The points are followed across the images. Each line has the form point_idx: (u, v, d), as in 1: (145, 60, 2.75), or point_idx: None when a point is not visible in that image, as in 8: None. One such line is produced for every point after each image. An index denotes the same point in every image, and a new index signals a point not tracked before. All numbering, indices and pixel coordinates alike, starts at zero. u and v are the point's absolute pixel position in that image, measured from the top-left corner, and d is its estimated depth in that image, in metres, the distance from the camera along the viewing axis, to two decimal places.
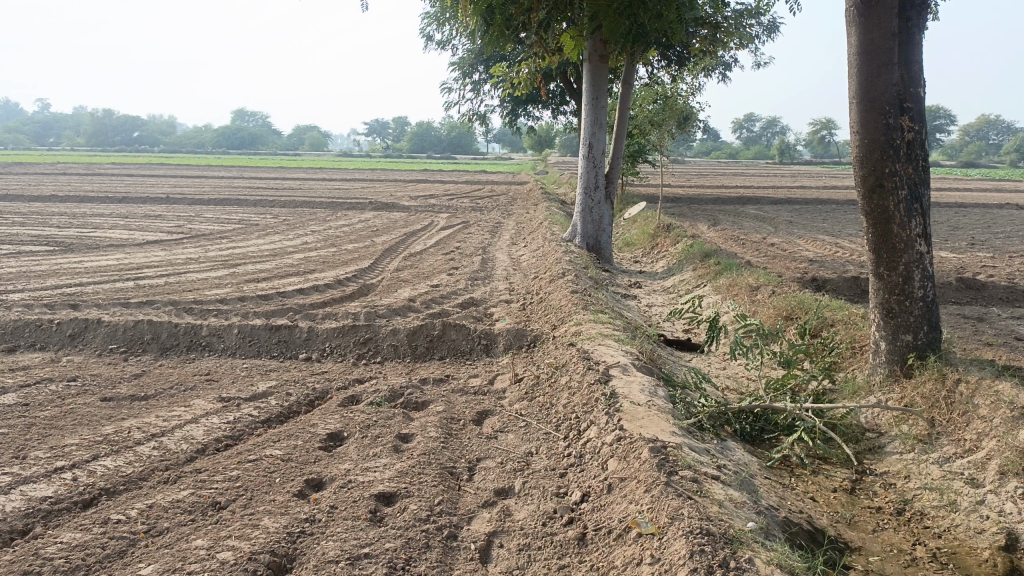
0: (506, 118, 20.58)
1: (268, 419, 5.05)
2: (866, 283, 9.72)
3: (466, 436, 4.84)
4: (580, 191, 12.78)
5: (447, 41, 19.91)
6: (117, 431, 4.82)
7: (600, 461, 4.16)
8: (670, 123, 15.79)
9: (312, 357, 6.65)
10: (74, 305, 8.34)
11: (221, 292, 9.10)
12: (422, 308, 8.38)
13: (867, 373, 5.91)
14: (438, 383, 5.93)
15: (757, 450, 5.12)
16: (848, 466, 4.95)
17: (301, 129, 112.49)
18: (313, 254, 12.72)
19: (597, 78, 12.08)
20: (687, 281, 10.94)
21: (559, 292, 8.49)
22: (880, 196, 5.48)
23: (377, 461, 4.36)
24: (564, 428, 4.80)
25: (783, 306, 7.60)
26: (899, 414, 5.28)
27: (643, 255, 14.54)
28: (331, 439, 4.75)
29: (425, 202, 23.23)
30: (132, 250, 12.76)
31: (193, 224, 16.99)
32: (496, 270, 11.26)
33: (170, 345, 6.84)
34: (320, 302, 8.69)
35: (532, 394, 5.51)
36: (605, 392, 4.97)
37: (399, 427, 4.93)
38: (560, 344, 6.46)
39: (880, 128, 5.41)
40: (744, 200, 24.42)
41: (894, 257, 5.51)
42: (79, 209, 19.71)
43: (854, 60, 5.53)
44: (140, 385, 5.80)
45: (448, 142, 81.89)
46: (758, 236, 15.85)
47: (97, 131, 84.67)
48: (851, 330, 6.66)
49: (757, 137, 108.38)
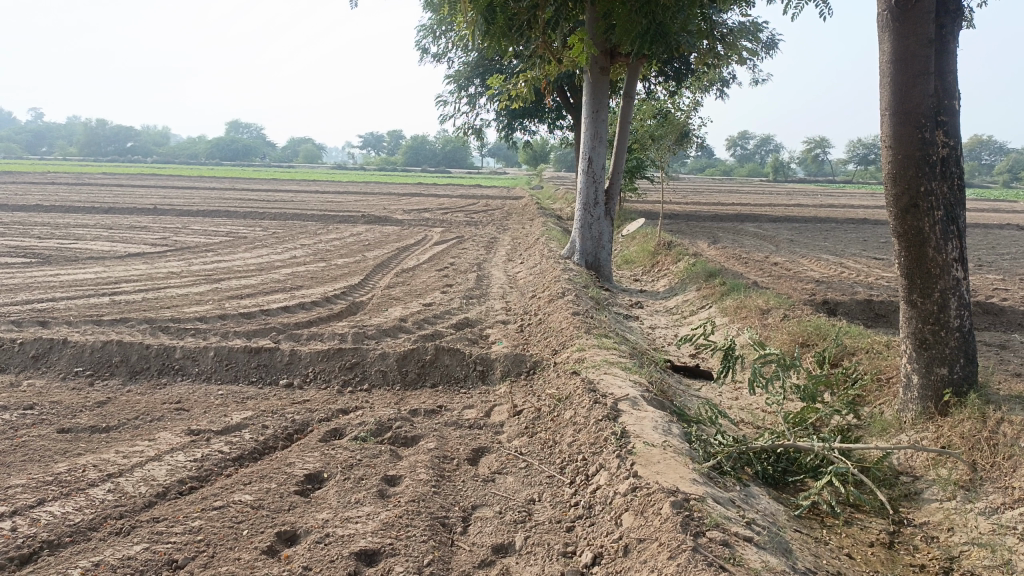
0: (502, 132, 20.18)
1: (240, 456, 4.55)
2: (879, 306, 9.30)
3: (460, 479, 4.35)
4: (579, 207, 12.33)
5: (443, 54, 19.61)
6: (70, 469, 4.31)
7: (613, 514, 3.67)
8: (669, 138, 15.26)
9: (293, 383, 6.15)
10: (43, 322, 7.83)
11: (202, 310, 8.61)
12: (413, 329, 7.89)
13: (897, 409, 5.45)
14: (430, 415, 5.44)
15: (781, 496, 4.64)
16: (883, 515, 4.48)
17: (295, 142, 112.49)
18: (302, 269, 12.24)
19: (597, 90, 11.70)
20: (691, 302, 10.50)
21: (559, 313, 8.03)
22: (914, 217, 5.04)
23: (359, 510, 3.86)
24: (570, 471, 4.32)
25: (799, 333, 7.16)
26: (936, 456, 4.81)
27: (643, 274, 14.11)
28: (309, 481, 4.24)
29: (419, 216, 22.78)
30: (113, 263, 12.25)
31: (179, 236, 16.49)
32: (491, 288, 10.81)
33: (140, 368, 6.32)
34: (306, 321, 8.20)
35: (532, 430, 5.02)
36: (615, 431, 4.48)
37: (384, 467, 4.43)
38: (562, 372, 5.98)
39: (915, 142, 4.97)
40: (742, 217, 24.12)
41: (928, 284, 5.07)
42: (63, 219, 19.23)
43: (886, 68, 5.10)
44: (103, 415, 5.29)
45: (443, 155, 81.83)
46: (761, 254, 15.46)
47: (91, 140, 84.26)
48: (876, 360, 6.20)
49: (752, 155, 108.77)
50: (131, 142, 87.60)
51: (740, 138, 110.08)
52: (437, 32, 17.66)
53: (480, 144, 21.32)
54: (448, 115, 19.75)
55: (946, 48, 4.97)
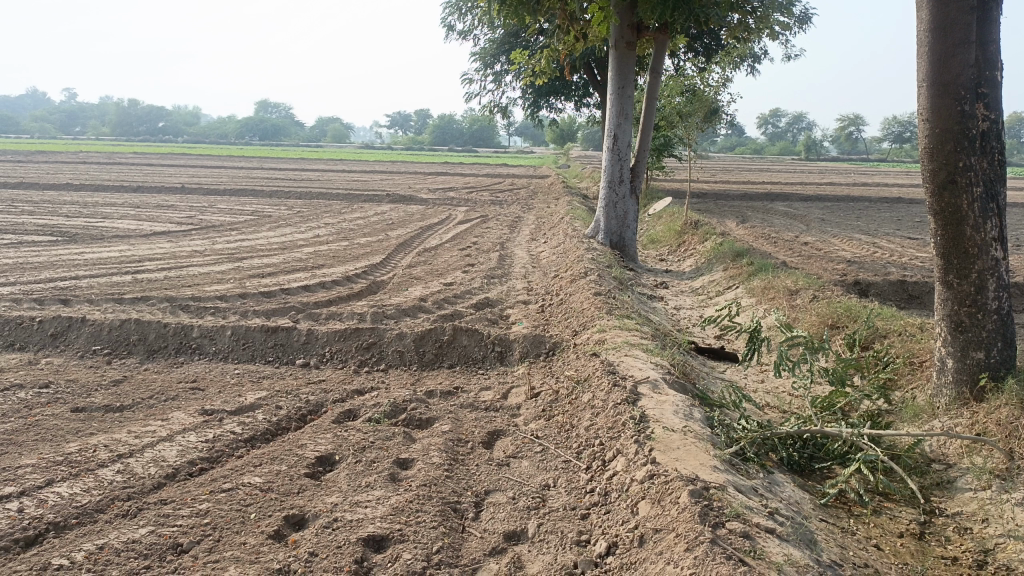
0: (528, 110, 19.92)
1: (252, 437, 4.49)
2: (912, 287, 9.03)
3: (474, 462, 4.24)
4: (603, 185, 12.11)
5: (469, 31, 19.39)
6: (82, 449, 4.28)
7: (629, 502, 3.54)
8: (698, 116, 14.95)
9: (310, 363, 6.08)
10: (65, 300, 7.84)
11: (222, 289, 8.58)
12: (433, 308, 7.79)
13: (930, 394, 5.24)
14: (447, 397, 5.34)
15: (807, 483, 4.48)
16: (913, 505, 4.30)
17: (323, 121, 112.80)
18: (324, 248, 12.17)
19: (623, 65, 11.44)
20: (718, 282, 10.27)
21: (581, 293, 7.87)
22: (951, 193, 4.80)
23: (369, 494, 3.77)
24: (587, 456, 4.19)
25: (828, 314, 6.94)
26: (971, 443, 4.61)
27: (669, 253, 13.88)
28: (320, 464, 4.17)
29: (444, 195, 22.65)
30: (137, 242, 12.29)
31: (204, 215, 16.52)
32: (514, 268, 10.67)
33: (157, 347, 6.30)
34: (325, 301, 8.14)
35: (549, 413, 4.90)
36: (634, 415, 4.34)
37: (397, 450, 4.34)
38: (582, 354, 5.85)
39: (954, 116, 4.72)
40: (773, 196, 23.68)
41: (965, 264, 4.84)
42: (92, 198, 19.40)
43: (924, 37, 4.84)
44: (118, 394, 5.26)
45: (470, 134, 81.58)
46: (791, 234, 15.13)
47: (122, 120, 85.12)
48: (909, 344, 5.98)
49: (784, 133, 106.93)
50: (162, 121, 88.36)
51: (773, 116, 108.14)
52: (462, 9, 17.43)
53: (506, 122, 21.09)
54: (474, 93, 19.54)
55: (989, 15, 4.69)
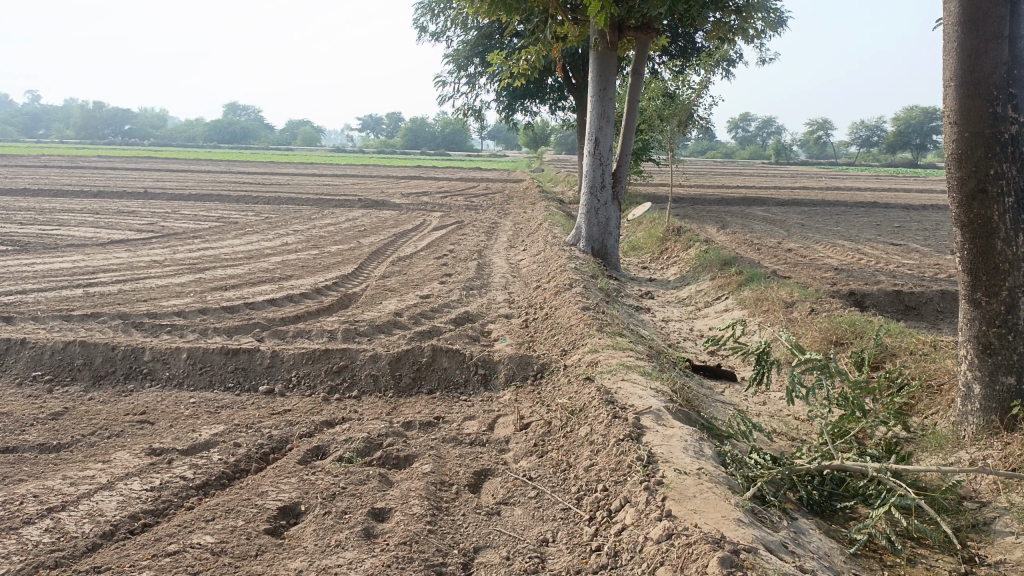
0: (502, 113, 19.43)
1: (205, 484, 3.93)
2: (908, 297, 8.68)
3: (460, 512, 3.72)
4: (584, 191, 11.63)
5: (442, 32, 18.88)
6: (6, 501, 3.69)
7: (645, 566, 3.06)
8: (678, 119, 14.51)
9: (274, 391, 5.52)
10: (8, 317, 7.19)
11: (181, 304, 7.97)
12: (409, 324, 7.27)
13: (954, 421, 4.81)
14: (427, 429, 4.81)
15: (831, 528, 4.03)
16: (950, 552, 3.85)
17: (293, 125, 111.57)
18: (293, 257, 11.56)
19: (604, 67, 11.00)
20: (706, 293, 9.86)
21: (567, 307, 7.38)
22: (981, 204, 4.43)
23: (340, 556, 3.24)
24: (589, 503, 3.71)
25: (831, 332, 6.53)
26: (1006, 479, 4.19)
27: (651, 261, 13.47)
28: (283, 516, 3.63)
29: (418, 200, 22.07)
30: (93, 251, 11.58)
31: (166, 221, 15.78)
32: (493, 278, 10.16)
33: (105, 372, 5.70)
34: (293, 316, 7.57)
35: (542, 449, 4.41)
36: (640, 456, 3.86)
37: (373, 498, 3.80)
38: (574, 378, 5.36)
39: (985, 118, 4.38)
40: (750, 200, 23.45)
41: (995, 281, 4.46)
42: (49, 204, 18.55)
43: (951, 31, 4.49)
44: (55, 430, 4.66)
45: (443, 138, 81.01)
46: (774, 240, 14.78)
47: (87, 122, 83.24)
48: (923, 366, 5.56)
49: (753, 137, 107.57)
50: (128, 124, 86.69)
51: (743, 121, 109.06)
52: (436, 10, 16.92)
53: (480, 126, 20.60)
54: (447, 95, 19.00)
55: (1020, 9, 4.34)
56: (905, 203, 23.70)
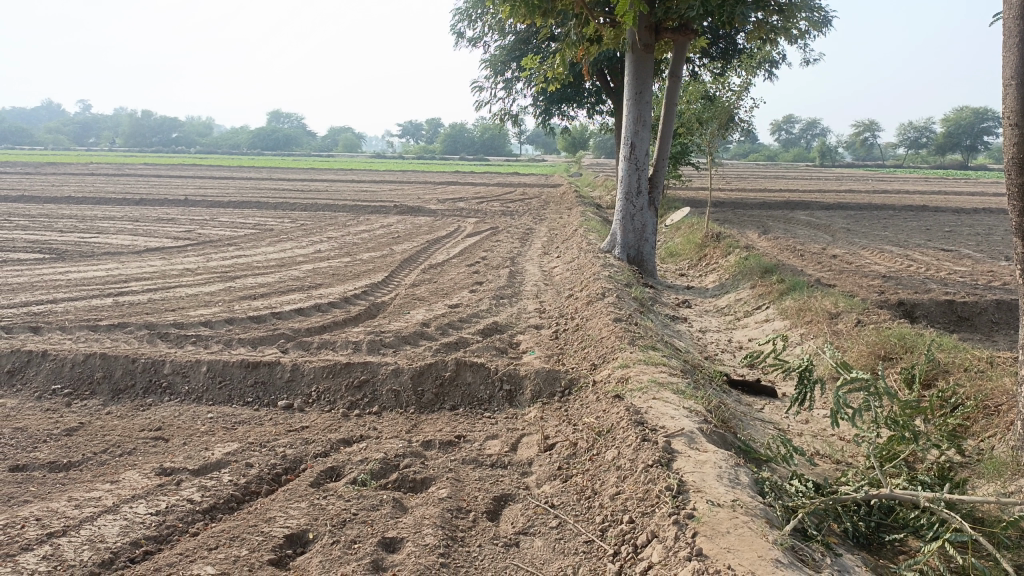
0: (538, 118, 19.23)
1: (212, 507, 3.77)
2: (961, 307, 8.23)
3: (476, 542, 3.50)
4: (620, 197, 11.34)
5: (478, 38, 18.74)
6: (6, 525, 3.56)
7: None
8: (717, 122, 14.13)
9: (293, 406, 5.36)
10: (36, 327, 7.18)
11: (207, 313, 7.89)
12: (436, 335, 7.08)
13: (1016, 446, 4.44)
14: (447, 448, 4.60)
15: (878, 564, 3.71)
16: None
17: (334, 132, 112.89)
18: (324, 264, 11.46)
19: (640, 70, 10.69)
20: (745, 301, 9.49)
21: (599, 318, 7.12)
22: None
23: None
24: (613, 536, 3.46)
25: (879, 348, 6.16)
26: None
27: (689, 268, 13.12)
28: (289, 545, 3.44)
29: (454, 205, 21.94)
30: (128, 259, 11.63)
31: (204, 229, 15.88)
32: (525, 286, 9.94)
33: (124, 386, 5.60)
34: (319, 326, 7.42)
35: (567, 472, 4.17)
36: (670, 485, 3.60)
37: (384, 526, 3.59)
38: (603, 396, 5.10)
39: None
40: (793, 204, 22.82)
41: None
42: (92, 211, 18.85)
43: (1011, 25, 4.15)
44: (68, 448, 4.55)
45: (483, 143, 81.15)
46: (817, 246, 14.29)
47: (135, 130, 85.22)
48: (979, 386, 5.18)
49: (796, 140, 105.61)
50: (175, 132, 88.55)
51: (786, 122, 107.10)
52: (471, 15, 16.80)
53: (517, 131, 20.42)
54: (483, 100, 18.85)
55: None
56: (955, 207, 22.87)
